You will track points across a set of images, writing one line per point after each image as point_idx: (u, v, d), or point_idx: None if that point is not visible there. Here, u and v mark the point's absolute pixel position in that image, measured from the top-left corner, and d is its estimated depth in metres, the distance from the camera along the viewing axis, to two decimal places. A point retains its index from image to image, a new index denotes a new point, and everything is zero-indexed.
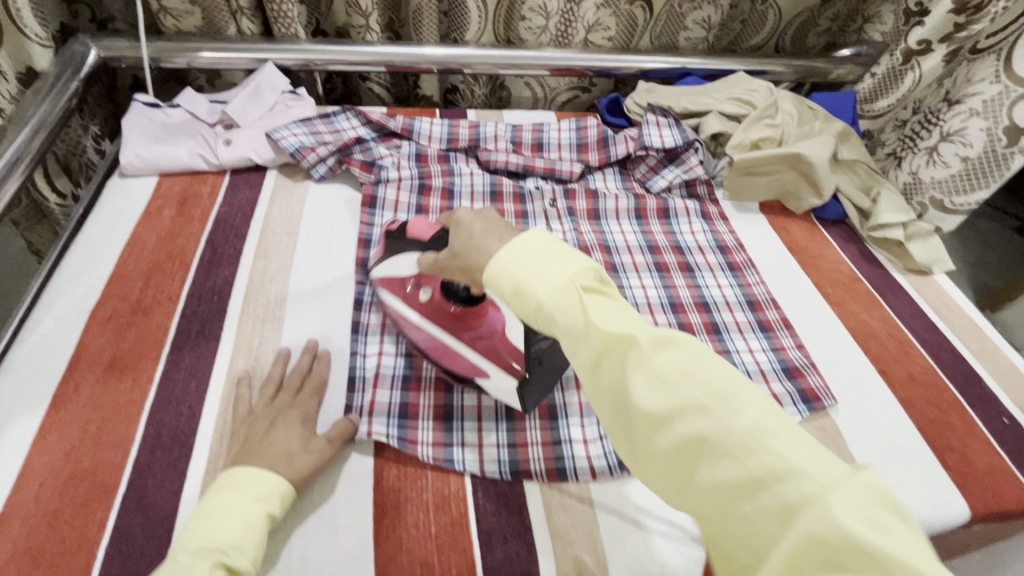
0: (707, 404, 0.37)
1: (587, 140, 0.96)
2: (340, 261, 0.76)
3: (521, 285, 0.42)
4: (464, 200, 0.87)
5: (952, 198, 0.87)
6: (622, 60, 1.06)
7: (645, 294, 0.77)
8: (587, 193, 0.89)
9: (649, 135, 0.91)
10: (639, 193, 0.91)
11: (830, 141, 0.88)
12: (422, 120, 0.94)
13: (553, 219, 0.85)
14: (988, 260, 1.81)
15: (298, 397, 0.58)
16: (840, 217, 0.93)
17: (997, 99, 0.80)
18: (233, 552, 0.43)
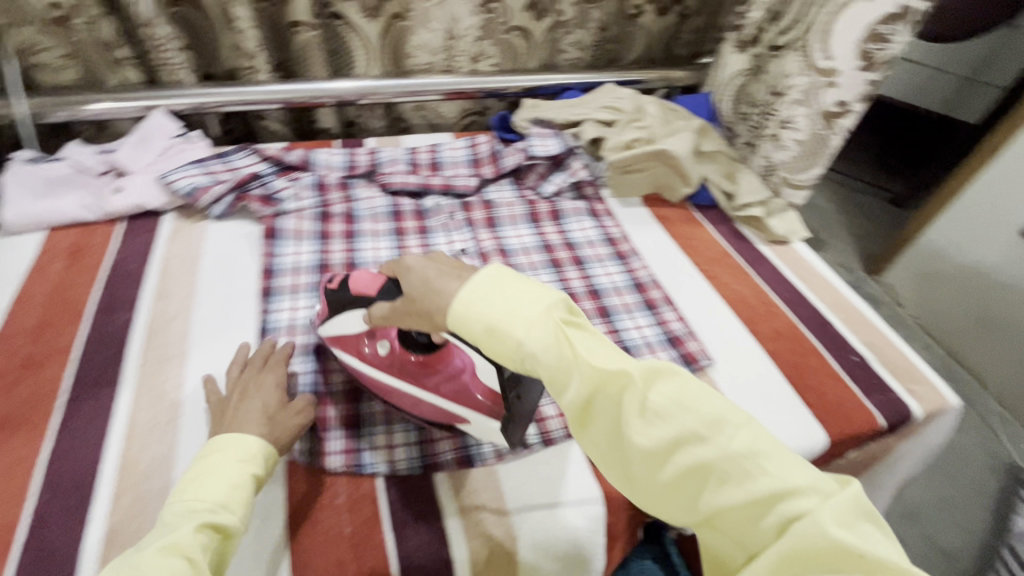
0: (703, 433, 0.44)
1: (479, 155, 1.03)
2: (245, 292, 0.78)
3: (497, 327, 0.47)
4: (367, 221, 0.91)
5: (796, 175, 1.01)
6: (507, 81, 1.16)
7: None
8: (483, 204, 0.96)
9: (534, 146, 1.00)
10: (532, 199, 0.99)
11: (690, 137, 1.00)
12: (321, 153, 0.99)
13: (454, 230, 0.91)
14: (869, 232, 2.10)
15: (264, 368, 0.63)
16: (711, 202, 1.04)
17: (810, 88, 0.93)
18: (222, 511, 0.45)
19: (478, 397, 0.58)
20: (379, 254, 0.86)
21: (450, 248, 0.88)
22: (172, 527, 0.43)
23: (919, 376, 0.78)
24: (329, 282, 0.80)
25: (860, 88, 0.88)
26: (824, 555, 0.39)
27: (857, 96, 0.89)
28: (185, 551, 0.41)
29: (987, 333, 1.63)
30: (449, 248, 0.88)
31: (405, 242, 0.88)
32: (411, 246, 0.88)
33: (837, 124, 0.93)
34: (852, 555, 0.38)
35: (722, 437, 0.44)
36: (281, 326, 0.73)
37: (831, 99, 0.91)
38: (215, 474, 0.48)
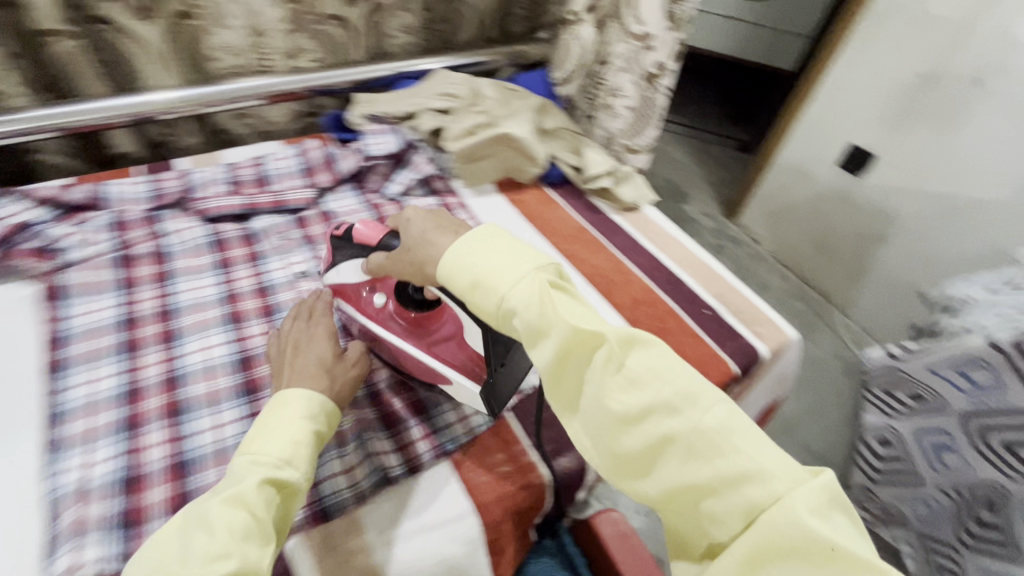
0: (676, 405, 0.44)
1: (312, 162, 0.94)
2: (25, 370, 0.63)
3: (481, 281, 0.49)
4: (184, 257, 0.78)
5: (634, 140, 1.03)
6: (332, 75, 1.06)
7: None
8: (322, 216, 0.87)
9: (370, 145, 0.94)
10: (377, 204, 0.92)
11: (529, 116, 0.98)
12: (115, 185, 0.83)
13: (290, 251, 0.82)
14: (724, 180, 2.30)
15: (313, 321, 0.64)
16: (563, 178, 1.04)
17: (632, 56, 0.95)
18: (284, 468, 0.46)
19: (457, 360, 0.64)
20: (200, 294, 0.74)
21: (286, 272, 0.79)
22: (236, 479, 0.45)
23: (762, 317, 0.85)
24: (138, 338, 0.68)
25: (672, 48, 0.91)
26: (788, 538, 0.38)
27: (671, 56, 0.92)
28: (247, 502, 0.43)
29: (824, 255, 1.85)
30: (287, 272, 0.79)
31: (234, 275, 0.77)
32: (240, 277, 0.77)
33: (658, 84, 0.96)
34: (815, 539, 0.37)
35: (694, 410, 0.43)
36: (77, 406, 0.60)
37: (649, 61, 0.93)
38: (281, 427, 0.49)
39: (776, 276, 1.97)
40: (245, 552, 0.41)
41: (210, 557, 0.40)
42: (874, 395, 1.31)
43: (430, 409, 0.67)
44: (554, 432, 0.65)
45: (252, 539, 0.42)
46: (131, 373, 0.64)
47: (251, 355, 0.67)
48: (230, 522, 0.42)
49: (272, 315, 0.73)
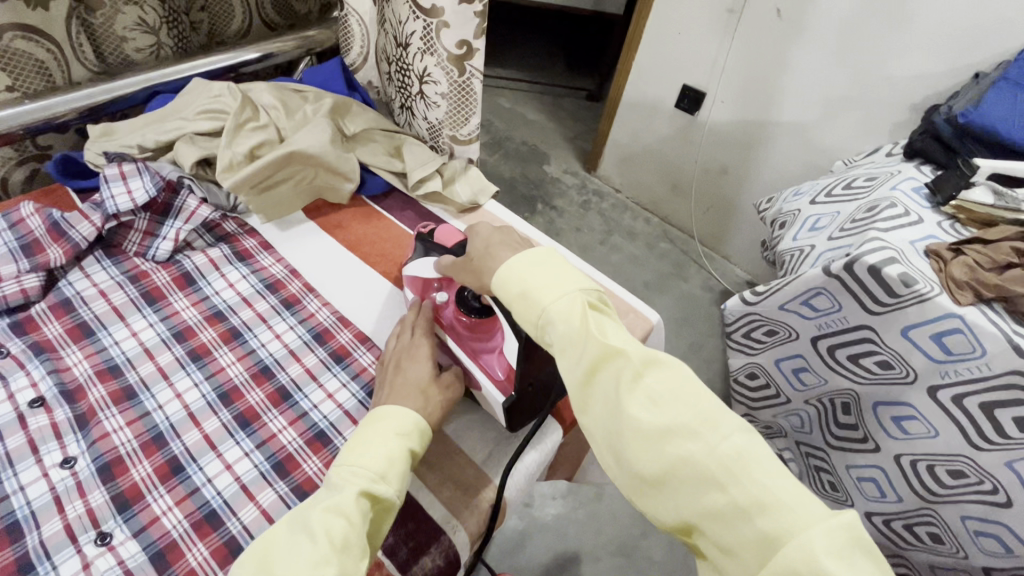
0: (696, 427, 0.40)
1: (33, 235, 0.69)
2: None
3: (530, 293, 0.48)
4: None
5: (459, 131, 0.89)
6: (49, 104, 0.78)
7: (181, 404, 0.60)
8: (56, 310, 0.65)
9: (112, 197, 0.70)
10: (141, 273, 0.71)
11: (325, 123, 0.80)
12: None
13: (10, 374, 0.59)
14: (579, 132, 2.27)
15: (415, 338, 0.61)
16: (387, 187, 0.89)
17: (426, 36, 0.79)
18: (380, 483, 0.45)
19: (498, 372, 0.60)
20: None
21: (9, 408, 0.57)
22: (338, 487, 0.44)
23: (625, 309, 0.79)
24: None
25: (471, 23, 0.76)
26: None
27: (474, 34, 0.77)
28: (344, 510, 0.41)
29: (680, 195, 1.90)
30: (9, 406, 0.57)
31: None
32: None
33: (469, 67, 0.82)
34: None
35: (713, 433, 0.40)
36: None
37: (451, 41, 0.78)
38: (375, 439, 0.47)
39: (641, 221, 2.00)
40: (344, 562, 0.40)
41: (314, 565, 0.38)
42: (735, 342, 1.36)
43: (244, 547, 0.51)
44: (409, 527, 0.54)
45: (351, 552, 0.40)
46: None
47: None
48: (328, 526, 0.40)
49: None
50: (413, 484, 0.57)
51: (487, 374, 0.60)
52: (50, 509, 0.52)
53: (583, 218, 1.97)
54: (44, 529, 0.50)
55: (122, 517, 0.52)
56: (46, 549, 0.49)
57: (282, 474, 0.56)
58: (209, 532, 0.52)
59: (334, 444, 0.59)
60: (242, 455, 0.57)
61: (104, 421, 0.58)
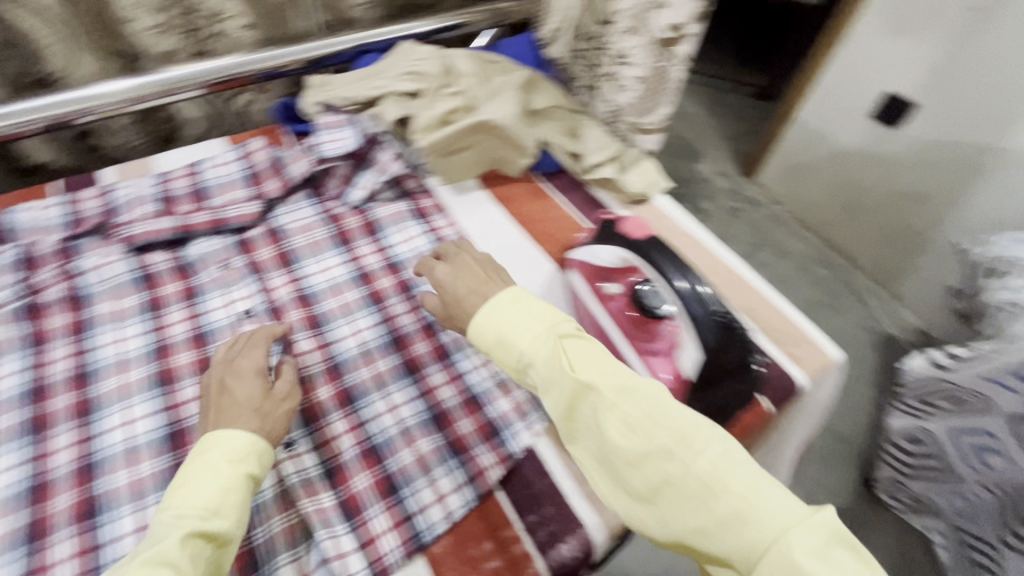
0: (671, 448, 0.43)
1: (255, 167, 0.79)
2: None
3: (505, 341, 0.51)
4: (105, 301, 0.66)
5: (641, 118, 0.86)
6: (285, 52, 0.88)
7: (359, 341, 0.66)
8: (269, 237, 0.74)
9: (323, 143, 0.78)
10: (336, 214, 0.77)
11: (514, 96, 0.80)
12: (21, 210, 0.71)
13: (231, 284, 0.69)
14: (741, 132, 2.08)
15: (245, 351, 0.57)
16: (559, 166, 0.88)
17: (641, 15, 0.76)
18: (213, 518, 0.42)
19: (666, 376, 0.59)
20: (124, 348, 0.63)
21: (228, 313, 0.66)
22: (160, 535, 0.41)
23: (800, 336, 0.70)
24: (48, 413, 0.58)
25: (690, 7, 0.71)
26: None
27: (691, 16, 0.72)
28: (170, 560, 0.39)
29: (854, 217, 1.67)
30: (228, 312, 0.67)
31: (165, 319, 0.65)
32: (173, 322, 0.65)
33: (674, 53, 0.77)
34: None
35: (690, 451, 0.43)
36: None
37: (662, 24, 0.74)
38: (202, 477, 0.44)
39: (797, 239, 1.80)
40: None
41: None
42: (908, 403, 1.19)
43: (400, 485, 0.55)
44: (549, 511, 0.54)
45: None
46: (39, 461, 0.55)
47: (184, 429, 0.57)
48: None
49: (210, 370, 0.62)
50: (557, 470, 0.57)
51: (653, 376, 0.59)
52: None
53: (730, 227, 1.83)
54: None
55: (305, 431, 0.58)
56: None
57: (438, 427, 0.59)
58: (373, 463, 0.56)
59: (486, 411, 0.61)
60: (405, 400, 0.61)
61: (298, 342, 0.65)
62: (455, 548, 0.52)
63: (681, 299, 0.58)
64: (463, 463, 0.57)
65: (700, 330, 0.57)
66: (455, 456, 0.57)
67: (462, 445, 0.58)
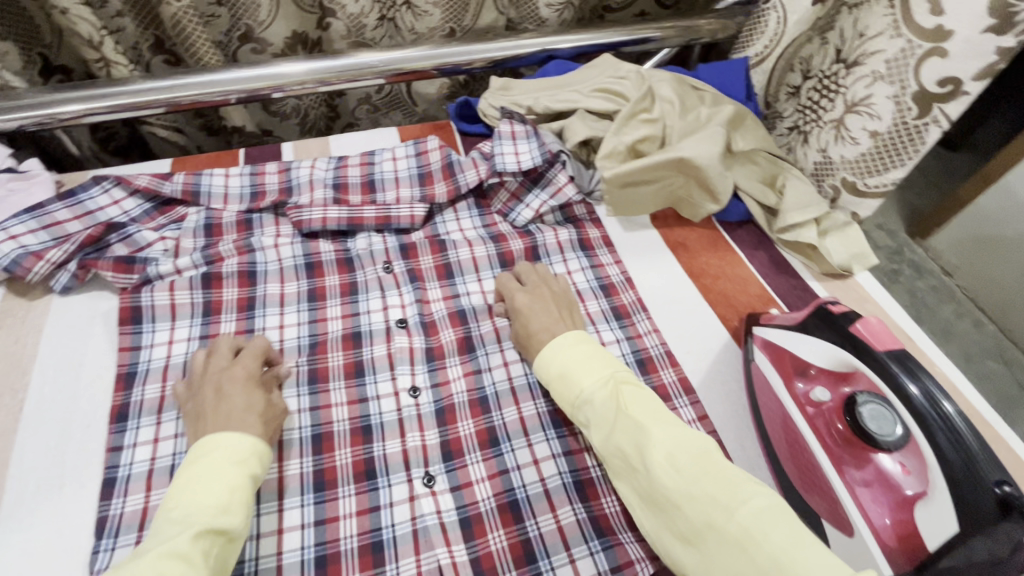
0: (717, 495, 0.43)
1: (429, 167, 0.75)
2: (93, 405, 0.56)
3: (567, 374, 0.53)
4: (272, 281, 0.65)
5: (865, 179, 0.71)
6: (470, 51, 0.83)
7: (508, 377, 0.60)
8: (432, 245, 0.70)
9: (502, 154, 0.72)
10: (500, 232, 0.73)
11: (720, 133, 0.71)
12: (210, 175, 0.71)
13: (389, 287, 0.67)
14: None
15: (235, 360, 0.55)
16: (745, 217, 0.77)
17: (901, 57, 0.63)
18: (224, 516, 0.43)
19: (884, 521, 0.46)
20: (283, 335, 0.62)
21: (384, 319, 0.64)
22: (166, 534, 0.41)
23: None
24: None
25: (982, 60, 0.58)
26: None
27: (976, 73, 0.59)
28: (182, 554, 0.40)
29: None
30: (384, 318, 0.64)
31: (324, 313, 0.64)
32: (330, 317, 0.64)
33: (935, 110, 0.63)
34: None
35: (734, 500, 0.42)
36: (133, 476, 0.52)
37: (928, 77, 0.61)
38: (205, 477, 0.45)
39: None
40: None
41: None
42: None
43: (538, 555, 0.50)
44: None
45: None
46: None
47: (330, 434, 0.55)
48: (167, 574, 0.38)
49: (358, 377, 0.60)
50: None
51: (866, 517, 0.47)
52: (394, 429, 0.57)
53: None
54: (389, 445, 0.56)
55: (445, 466, 0.55)
56: (388, 463, 0.54)
57: (583, 498, 0.53)
58: (511, 522, 0.52)
59: None
60: (550, 456, 0.55)
61: (448, 367, 0.61)
62: None
63: (918, 418, 0.45)
64: (609, 548, 0.50)
65: (952, 476, 0.42)
66: (600, 538, 0.51)
67: (608, 526, 0.52)
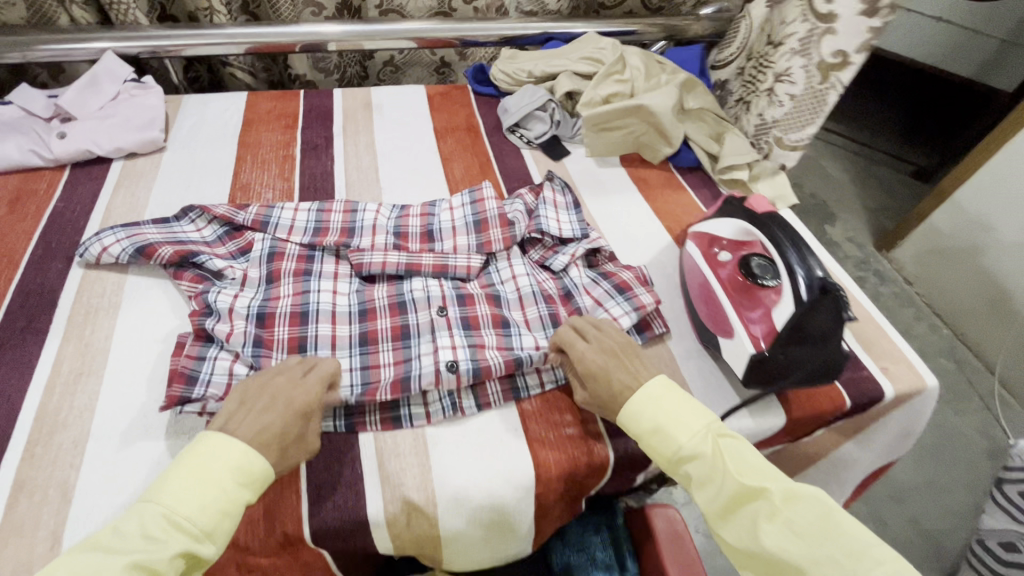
0: (842, 561, 0.45)
1: (485, 215, 0.76)
2: (174, 317, 0.66)
3: (663, 429, 0.54)
4: (323, 323, 0.63)
5: (788, 134, 0.92)
6: (484, 27, 1.04)
7: (516, 286, 0.71)
8: (489, 298, 0.69)
9: (547, 218, 0.75)
10: (549, 293, 0.70)
11: (673, 91, 0.92)
12: (282, 209, 0.73)
13: (440, 331, 0.64)
14: (885, 207, 1.93)
15: (300, 384, 0.54)
16: (694, 164, 0.97)
17: (808, 37, 0.83)
18: (205, 541, 0.44)
19: (756, 332, 0.63)
20: None
21: (434, 360, 0.60)
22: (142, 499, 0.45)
23: (896, 356, 0.73)
24: (278, 270, 0.67)
25: (859, 38, 0.79)
26: None
27: (858, 46, 0.80)
28: (157, 569, 0.41)
29: (998, 316, 1.53)
30: (434, 360, 0.61)
31: (375, 359, 0.61)
32: (382, 363, 0.61)
33: (833, 78, 0.84)
34: None
35: (857, 565, 0.45)
36: (212, 379, 0.57)
37: (828, 49, 0.82)
38: (207, 489, 0.45)
39: (924, 325, 1.65)
40: None
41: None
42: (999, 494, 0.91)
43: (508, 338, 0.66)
44: None
45: None
46: (268, 299, 0.64)
47: (372, 307, 0.66)
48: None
49: (399, 284, 0.69)
50: None
51: (746, 330, 0.63)
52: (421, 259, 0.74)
53: None
54: (415, 283, 0.69)
55: (458, 307, 0.67)
56: (413, 274, 0.70)
57: (544, 302, 0.69)
58: (500, 325, 0.65)
59: (576, 302, 0.70)
60: (523, 274, 0.72)
61: (471, 290, 0.70)
62: (539, 414, 0.61)
63: (795, 281, 0.61)
64: None
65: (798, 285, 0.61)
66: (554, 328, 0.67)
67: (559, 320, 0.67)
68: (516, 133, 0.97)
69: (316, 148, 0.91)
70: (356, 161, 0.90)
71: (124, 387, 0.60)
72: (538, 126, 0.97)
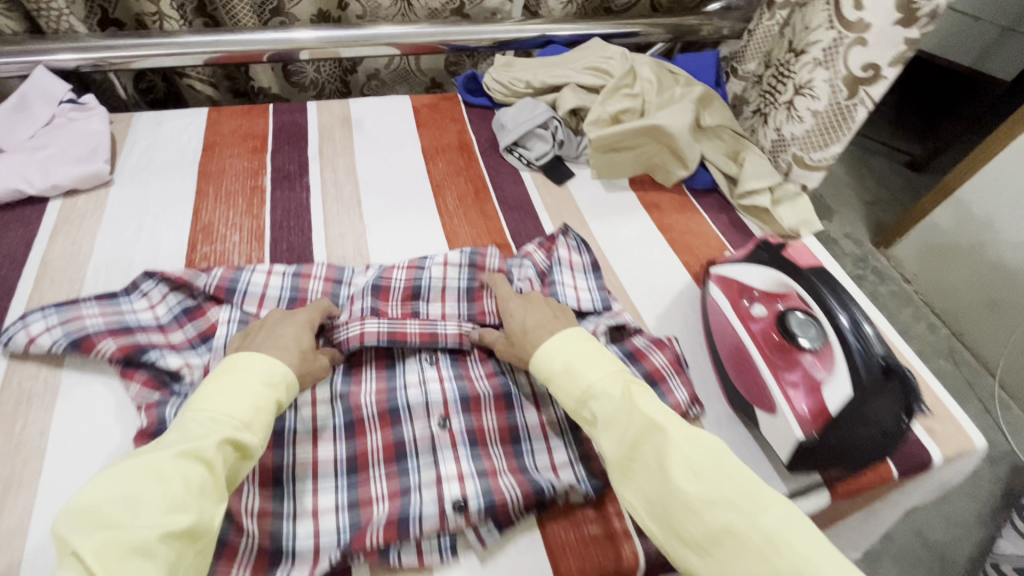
0: (737, 501, 0.40)
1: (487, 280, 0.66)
2: (117, 427, 0.54)
3: (574, 367, 0.50)
4: (304, 444, 0.53)
5: (810, 154, 0.83)
6: (476, 32, 0.93)
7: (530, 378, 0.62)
8: (498, 400, 0.59)
9: (563, 287, 0.67)
10: None
11: (689, 107, 0.83)
12: (251, 271, 0.64)
13: (443, 452, 0.54)
14: (879, 198, 1.82)
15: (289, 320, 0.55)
16: (711, 186, 0.88)
17: (833, 47, 0.75)
18: (247, 430, 0.42)
19: (802, 408, 0.56)
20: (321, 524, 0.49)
21: (436, 496, 0.51)
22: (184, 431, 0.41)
23: (943, 414, 0.66)
24: None
25: (895, 49, 0.71)
26: None
27: (891, 60, 0.72)
28: (206, 456, 0.39)
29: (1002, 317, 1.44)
30: (436, 496, 0.50)
31: (367, 491, 0.52)
32: (375, 497, 0.51)
33: (861, 93, 0.76)
34: None
35: (754, 506, 0.39)
36: None
37: (856, 62, 0.74)
38: (234, 389, 0.43)
39: (923, 325, 1.56)
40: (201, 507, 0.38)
41: (172, 506, 0.36)
42: None
43: (522, 440, 0.57)
44: None
45: (208, 495, 0.38)
46: None
47: (360, 419, 0.56)
48: (188, 475, 0.38)
49: (389, 375, 0.60)
50: None
51: (790, 405, 0.56)
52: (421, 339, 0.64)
53: None
54: (409, 379, 0.59)
55: (463, 416, 0.57)
56: (414, 368, 0.60)
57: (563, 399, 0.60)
58: (509, 441, 0.57)
59: None
60: None
61: (477, 384, 0.60)
62: (556, 510, 0.53)
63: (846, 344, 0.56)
64: (580, 443, 0.58)
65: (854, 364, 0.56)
66: (574, 435, 0.58)
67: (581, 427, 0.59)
68: (515, 153, 0.87)
69: (289, 176, 0.80)
70: (335, 191, 0.79)
71: (64, 499, 0.50)
72: (539, 145, 0.87)
